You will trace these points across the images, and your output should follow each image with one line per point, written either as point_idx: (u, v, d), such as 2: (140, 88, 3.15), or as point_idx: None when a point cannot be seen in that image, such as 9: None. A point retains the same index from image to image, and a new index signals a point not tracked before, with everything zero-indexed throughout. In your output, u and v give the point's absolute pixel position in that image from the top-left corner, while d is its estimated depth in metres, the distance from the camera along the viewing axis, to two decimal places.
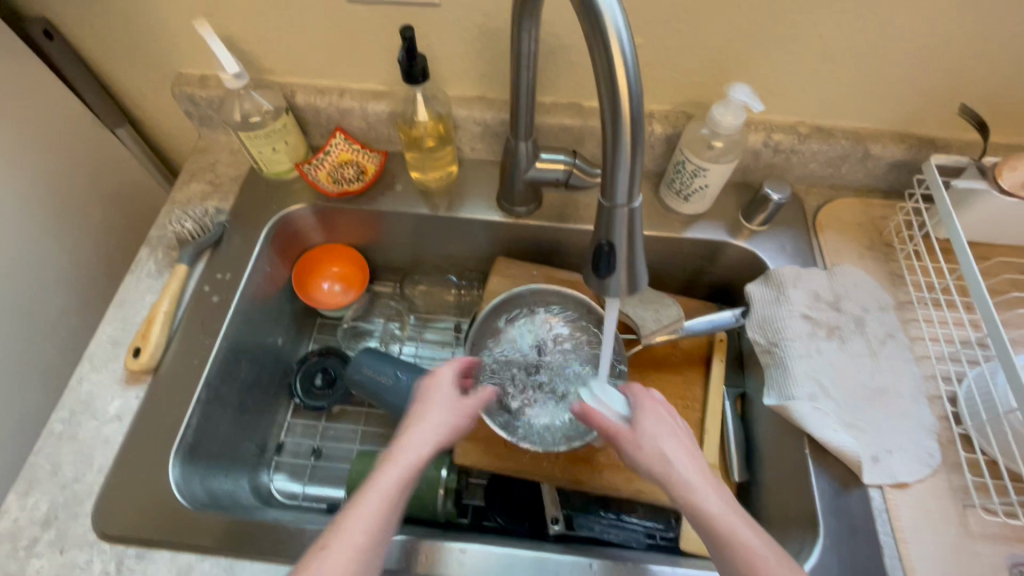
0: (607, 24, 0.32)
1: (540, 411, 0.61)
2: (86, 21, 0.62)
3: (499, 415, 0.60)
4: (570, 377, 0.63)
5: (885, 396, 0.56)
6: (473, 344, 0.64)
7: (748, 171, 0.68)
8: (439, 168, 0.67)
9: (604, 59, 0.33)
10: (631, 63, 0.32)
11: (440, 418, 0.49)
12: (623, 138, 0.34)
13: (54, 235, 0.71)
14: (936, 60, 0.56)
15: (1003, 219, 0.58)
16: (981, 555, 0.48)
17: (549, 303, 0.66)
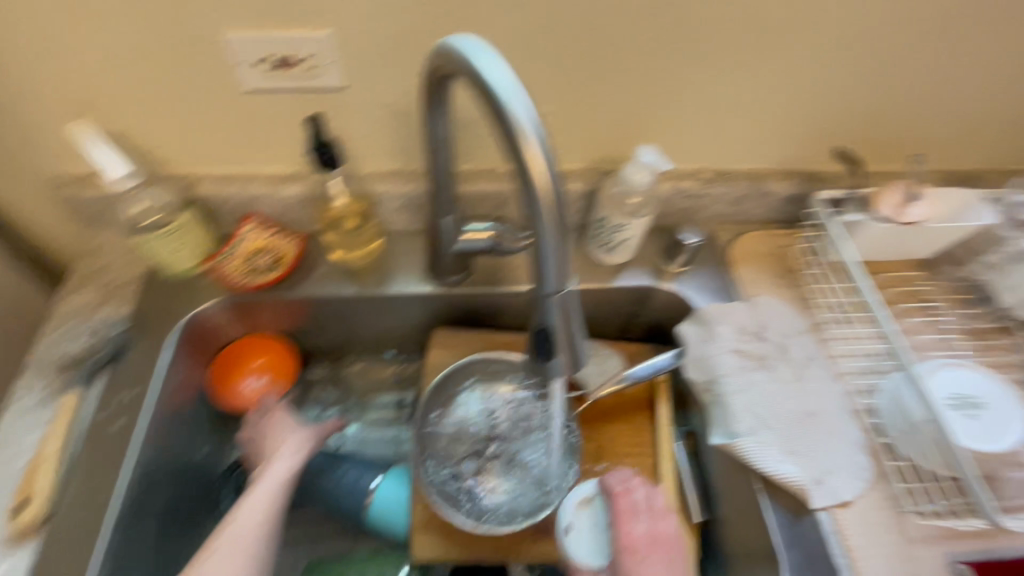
0: (514, 121, 0.31)
1: (501, 488, 0.59)
2: None
3: (459, 500, 0.59)
4: (527, 446, 0.61)
5: (816, 418, 0.59)
6: (421, 426, 0.62)
7: (664, 216, 0.72)
8: (363, 246, 0.65)
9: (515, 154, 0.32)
10: (545, 155, 0.32)
11: (292, 445, 0.61)
12: (546, 230, 0.34)
13: None
14: (809, 108, 0.62)
15: (886, 242, 0.65)
16: (923, 560, 0.52)
17: (494, 370, 0.65)
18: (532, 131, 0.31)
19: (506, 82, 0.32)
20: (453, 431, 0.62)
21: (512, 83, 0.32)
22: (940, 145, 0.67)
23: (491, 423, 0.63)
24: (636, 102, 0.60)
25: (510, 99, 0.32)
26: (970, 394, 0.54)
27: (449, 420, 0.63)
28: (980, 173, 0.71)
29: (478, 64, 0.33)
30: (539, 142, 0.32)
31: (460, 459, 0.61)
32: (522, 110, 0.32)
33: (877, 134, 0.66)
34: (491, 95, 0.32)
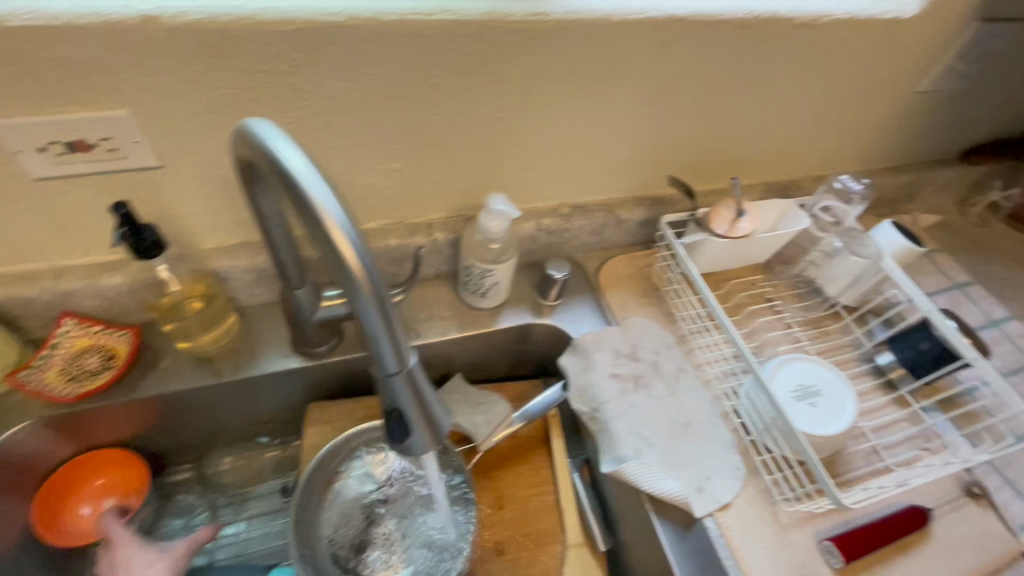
0: (319, 209, 0.30)
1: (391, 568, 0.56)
2: None
3: None
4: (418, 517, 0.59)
5: (691, 428, 0.63)
6: (302, 513, 0.56)
7: (533, 253, 0.74)
8: (213, 327, 0.59)
9: (325, 243, 0.30)
10: (358, 243, 0.31)
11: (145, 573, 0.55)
12: (374, 315, 0.32)
13: None
14: (644, 142, 0.67)
15: (726, 253, 0.72)
16: (796, 544, 0.56)
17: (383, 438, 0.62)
18: (340, 219, 0.30)
19: (306, 169, 0.30)
20: (341, 514, 0.58)
21: (312, 170, 0.31)
22: (757, 162, 0.76)
23: (381, 495, 0.60)
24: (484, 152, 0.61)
25: (313, 187, 0.30)
26: (810, 384, 0.61)
27: (335, 502, 0.58)
28: (791, 183, 0.81)
29: (274, 150, 0.31)
30: (349, 230, 0.30)
31: (346, 542, 0.57)
32: (327, 197, 0.30)
33: (705, 159, 0.73)
34: (291, 183, 0.30)
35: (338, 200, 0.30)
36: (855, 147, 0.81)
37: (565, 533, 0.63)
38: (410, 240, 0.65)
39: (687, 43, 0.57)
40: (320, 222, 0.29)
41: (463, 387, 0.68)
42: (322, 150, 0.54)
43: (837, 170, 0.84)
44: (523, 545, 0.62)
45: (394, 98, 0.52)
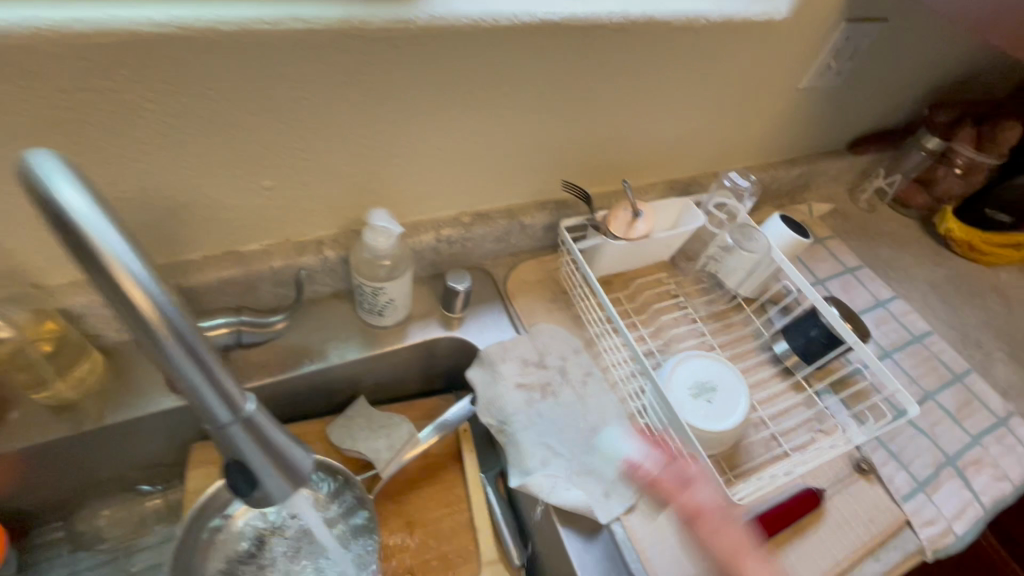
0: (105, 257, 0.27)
1: None
2: None
3: None
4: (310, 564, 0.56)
5: (598, 432, 0.63)
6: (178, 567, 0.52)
7: (437, 265, 0.72)
8: (73, 369, 0.54)
9: (116, 294, 0.28)
10: (159, 293, 0.29)
11: None
12: (189, 367, 0.30)
13: None
14: (538, 147, 0.67)
15: (627, 255, 0.72)
16: (699, 539, 0.58)
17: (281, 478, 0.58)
18: (134, 268, 0.28)
19: (88, 210, 0.27)
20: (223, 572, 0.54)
21: (98, 211, 0.28)
22: (654, 161, 0.78)
23: (270, 546, 0.57)
24: (366, 165, 0.58)
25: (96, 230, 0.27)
26: (706, 380, 0.63)
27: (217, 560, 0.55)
28: (689, 180, 0.84)
29: (46, 188, 0.27)
30: (146, 280, 0.28)
31: None
32: (116, 242, 0.28)
33: (603, 161, 0.73)
34: (69, 229, 0.27)
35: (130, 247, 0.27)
36: (747, 143, 0.84)
37: (479, 552, 0.61)
38: (298, 261, 0.61)
39: (564, 47, 0.56)
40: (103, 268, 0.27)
41: (368, 410, 0.65)
42: (177, 171, 0.49)
43: (733, 165, 0.87)
44: (435, 569, 0.60)
45: (252, 112, 0.48)
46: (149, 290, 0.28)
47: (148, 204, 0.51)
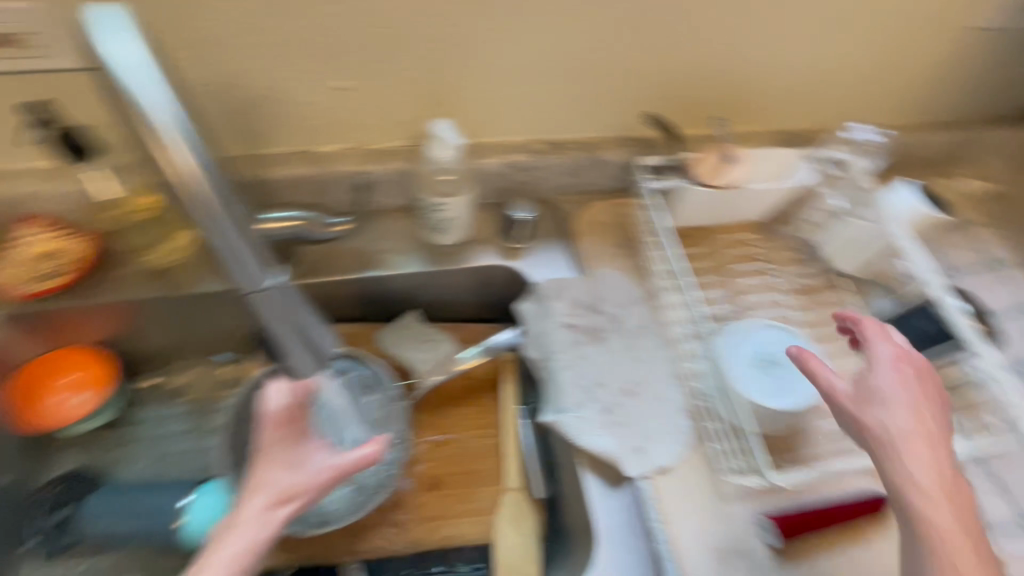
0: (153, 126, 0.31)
1: None
2: None
3: None
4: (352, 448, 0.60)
5: (642, 386, 0.60)
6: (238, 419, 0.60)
7: (503, 193, 0.69)
8: (168, 240, 0.61)
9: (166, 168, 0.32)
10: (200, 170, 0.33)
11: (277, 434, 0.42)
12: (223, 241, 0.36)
13: None
14: (622, 72, 0.60)
15: (709, 204, 0.64)
16: (734, 517, 0.53)
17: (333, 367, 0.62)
18: (178, 143, 0.31)
19: (142, 74, 0.30)
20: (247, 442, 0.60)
21: (150, 75, 0.30)
22: (763, 104, 0.68)
23: None
24: (435, 73, 0.56)
25: (150, 107, 0.30)
26: (774, 351, 0.56)
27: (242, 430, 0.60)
28: (805, 132, 0.72)
29: (98, 41, 0.29)
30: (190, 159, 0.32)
31: None
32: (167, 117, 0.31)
33: (698, 96, 0.65)
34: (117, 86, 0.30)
35: (177, 123, 0.31)
36: (891, 93, 0.70)
37: (502, 478, 0.62)
38: (365, 167, 0.62)
39: None
40: (156, 148, 0.31)
41: (416, 323, 0.69)
42: (253, 57, 0.51)
43: (866, 118, 0.73)
44: (458, 484, 0.62)
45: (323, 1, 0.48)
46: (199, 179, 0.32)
47: (231, 88, 0.54)
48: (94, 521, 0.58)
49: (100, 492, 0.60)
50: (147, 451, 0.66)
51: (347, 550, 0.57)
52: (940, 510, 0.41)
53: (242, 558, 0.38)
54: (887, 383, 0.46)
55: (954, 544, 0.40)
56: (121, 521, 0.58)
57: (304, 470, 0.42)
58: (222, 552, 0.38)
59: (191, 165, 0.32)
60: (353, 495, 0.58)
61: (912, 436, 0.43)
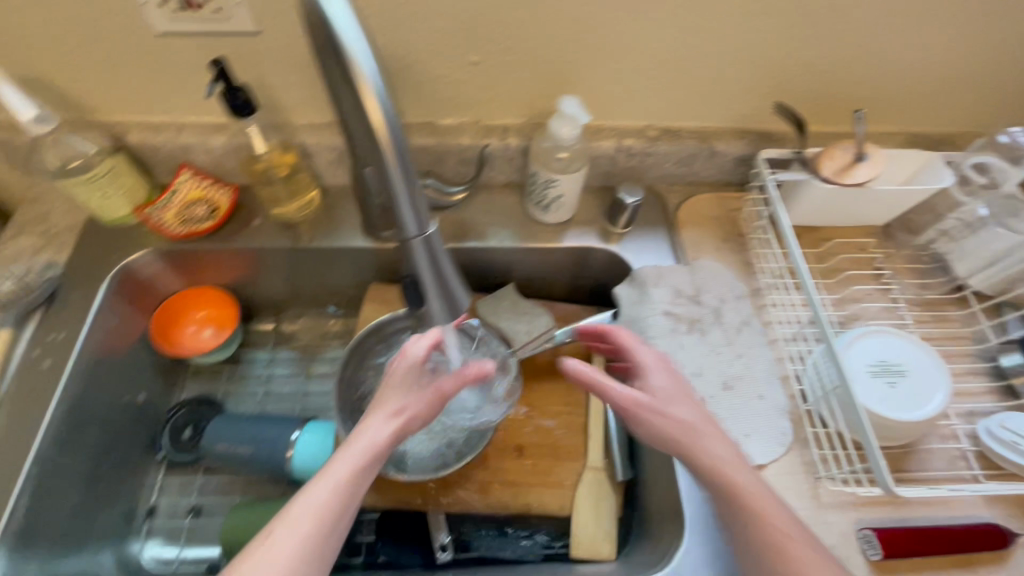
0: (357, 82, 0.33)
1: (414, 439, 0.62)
2: None
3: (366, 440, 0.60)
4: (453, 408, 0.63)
5: (740, 382, 0.59)
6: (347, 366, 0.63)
7: (609, 176, 0.70)
8: (299, 197, 0.65)
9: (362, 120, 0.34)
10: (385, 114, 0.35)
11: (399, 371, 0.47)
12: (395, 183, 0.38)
13: None
14: (759, 61, 0.58)
15: (832, 204, 0.61)
16: (830, 525, 0.51)
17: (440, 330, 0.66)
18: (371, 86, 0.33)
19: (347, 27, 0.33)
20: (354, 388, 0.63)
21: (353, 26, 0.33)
22: (901, 104, 0.64)
23: None
24: (571, 52, 0.56)
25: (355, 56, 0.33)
26: (895, 361, 0.53)
27: (351, 376, 0.63)
28: (940, 137, 0.68)
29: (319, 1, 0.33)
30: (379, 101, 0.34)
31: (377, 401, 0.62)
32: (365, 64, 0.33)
33: (832, 91, 0.62)
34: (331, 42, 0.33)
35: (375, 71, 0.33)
36: None
37: (585, 454, 0.63)
38: (484, 142, 0.64)
39: None
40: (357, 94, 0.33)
41: (513, 295, 0.69)
42: (402, 31, 0.54)
43: None
44: (543, 455, 0.63)
45: None
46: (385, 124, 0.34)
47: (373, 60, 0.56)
48: (216, 444, 0.64)
49: (221, 418, 0.66)
50: (259, 387, 0.72)
51: (435, 501, 0.61)
52: (755, 499, 0.46)
53: (362, 457, 0.43)
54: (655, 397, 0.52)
55: (785, 528, 0.45)
56: (238, 447, 0.63)
57: (413, 391, 0.46)
58: (348, 452, 0.43)
59: (379, 112, 0.34)
60: (445, 448, 0.62)
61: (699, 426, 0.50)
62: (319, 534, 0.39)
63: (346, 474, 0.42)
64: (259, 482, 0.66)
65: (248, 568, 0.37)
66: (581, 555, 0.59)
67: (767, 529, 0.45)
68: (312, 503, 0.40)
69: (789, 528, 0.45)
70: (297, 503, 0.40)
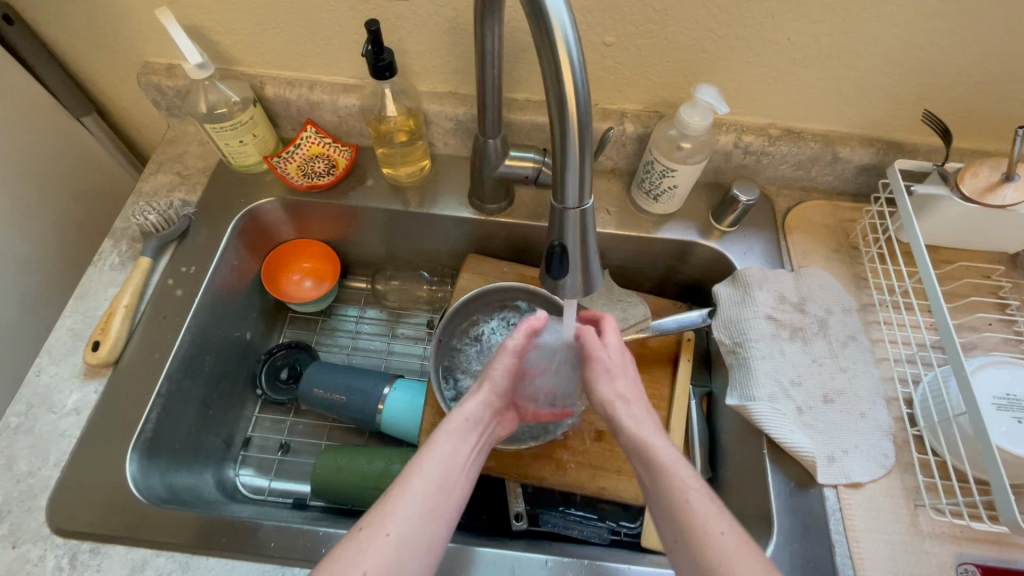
0: (560, 48, 0.31)
1: None
2: (62, 18, 0.61)
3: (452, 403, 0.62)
4: None
5: (844, 396, 0.57)
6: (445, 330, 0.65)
7: (720, 171, 0.68)
8: (411, 163, 0.67)
9: (555, 89, 0.32)
10: (576, 62, 0.31)
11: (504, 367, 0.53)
12: (570, 141, 0.33)
13: (37, 219, 0.71)
14: (910, 66, 0.55)
15: (965, 224, 0.58)
16: (929, 555, 0.49)
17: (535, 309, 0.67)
18: (566, 31, 0.30)
19: None
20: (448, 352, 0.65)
21: None
22: None
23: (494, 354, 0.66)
24: (709, 40, 0.55)
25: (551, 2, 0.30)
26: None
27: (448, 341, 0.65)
28: None
29: None
30: (572, 50, 0.31)
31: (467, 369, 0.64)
32: (562, 12, 0.30)
33: (982, 104, 0.58)
34: None
35: (572, 19, 0.30)
36: None
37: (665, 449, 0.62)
38: (600, 124, 0.64)
39: None
40: (553, 43, 0.30)
41: (607, 282, 0.70)
42: None
43: None
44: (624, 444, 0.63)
45: None
46: (574, 76, 0.31)
47: (507, 38, 0.56)
48: (313, 389, 0.66)
49: (318, 364, 0.68)
50: (350, 341, 0.76)
51: (513, 473, 0.61)
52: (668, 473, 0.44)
53: (461, 430, 0.48)
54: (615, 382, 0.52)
55: (717, 541, 0.39)
56: (334, 394, 0.66)
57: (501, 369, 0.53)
58: (453, 419, 0.48)
59: (569, 61, 0.31)
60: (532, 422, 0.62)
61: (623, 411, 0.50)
62: (433, 496, 0.42)
63: (448, 442, 0.46)
64: (345, 430, 0.70)
65: (369, 521, 0.40)
66: (651, 547, 0.59)
67: (681, 509, 0.41)
68: (426, 468, 0.44)
69: (705, 506, 0.41)
70: (413, 468, 0.44)
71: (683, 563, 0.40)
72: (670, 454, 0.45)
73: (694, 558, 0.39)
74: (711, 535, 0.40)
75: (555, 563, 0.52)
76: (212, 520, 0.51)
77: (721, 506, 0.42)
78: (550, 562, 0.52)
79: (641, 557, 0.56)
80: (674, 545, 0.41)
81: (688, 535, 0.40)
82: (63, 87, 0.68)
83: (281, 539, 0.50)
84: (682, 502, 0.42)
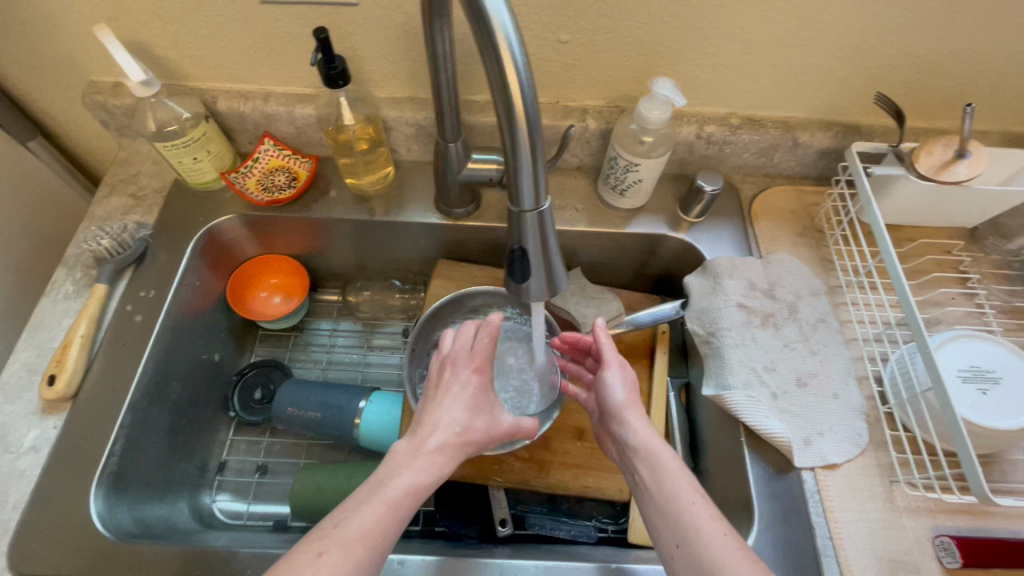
0: (502, 48, 0.30)
1: None
2: None
3: None
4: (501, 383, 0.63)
5: (816, 378, 0.58)
6: (418, 337, 0.64)
7: (684, 163, 0.69)
8: (374, 171, 0.66)
9: (501, 92, 0.31)
10: (520, 63, 0.31)
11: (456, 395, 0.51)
12: (521, 144, 0.33)
13: None
14: (859, 50, 0.56)
15: (922, 202, 0.59)
16: (906, 530, 0.50)
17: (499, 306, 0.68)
18: (508, 32, 0.30)
19: None
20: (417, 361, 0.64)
21: None
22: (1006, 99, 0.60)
23: None
24: (663, 33, 0.55)
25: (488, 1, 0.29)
26: (987, 367, 0.51)
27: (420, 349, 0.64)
28: None
29: None
30: (516, 51, 0.30)
31: None
32: (501, 9, 0.29)
33: (931, 83, 0.59)
34: None
35: (514, 17, 0.30)
36: None
37: None
38: (563, 122, 0.63)
39: None
40: (494, 44, 0.30)
41: (580, 279, 0.71)
42: None
43: None
44: None
45: None
46: (519, 77, 0.31)
47: (461, 40, 0.55)
48: (286, 408, 0.65)
49: (290, 382, 0.67)
50: (325, 354, 0.74)
51: (496, 480, 0.61)
52: (670, 483, 0.46)
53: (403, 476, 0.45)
54: (612, 392, 0.53)
55: (717, 545, 0.41)
56: (308, 412, 0.64)
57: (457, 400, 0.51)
58: (403, 473, 0.45)
59: (513, 62, 0.30)
60: None
61: (630, 411, 0.51)
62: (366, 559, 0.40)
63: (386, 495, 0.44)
64: (324, 446, 0.69)
65: None
66: (638, 541, 0.58)
67: (682, 516, 0.44)
68: (353, 526, 0.41)
69: (701, 512, 0.44)
70: (340, 527, 0.41)
71: (686, 567, 0.42)
72: (673, 463, 0.48)
73: (696, 564, 0.41)
74: (713, 541, 0.42)
75: (541, 568, 0.51)
76: (185, 548, 0.49)
77: (721, 512, 0.44)
78: (536, 567, 0.51)
79: (628, 554, 0.56)
80: (677, 551, 0.43)
81: (689, 541, 0.42)
82: (4, 112, 0.65)
83: (257, 566, 0.49)
84: (683, 510, 0.44)
